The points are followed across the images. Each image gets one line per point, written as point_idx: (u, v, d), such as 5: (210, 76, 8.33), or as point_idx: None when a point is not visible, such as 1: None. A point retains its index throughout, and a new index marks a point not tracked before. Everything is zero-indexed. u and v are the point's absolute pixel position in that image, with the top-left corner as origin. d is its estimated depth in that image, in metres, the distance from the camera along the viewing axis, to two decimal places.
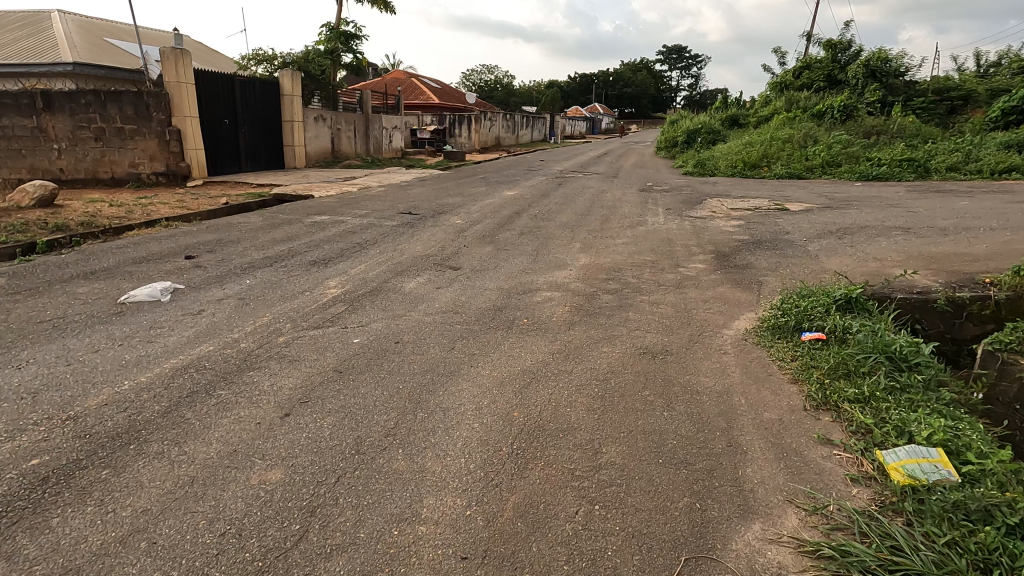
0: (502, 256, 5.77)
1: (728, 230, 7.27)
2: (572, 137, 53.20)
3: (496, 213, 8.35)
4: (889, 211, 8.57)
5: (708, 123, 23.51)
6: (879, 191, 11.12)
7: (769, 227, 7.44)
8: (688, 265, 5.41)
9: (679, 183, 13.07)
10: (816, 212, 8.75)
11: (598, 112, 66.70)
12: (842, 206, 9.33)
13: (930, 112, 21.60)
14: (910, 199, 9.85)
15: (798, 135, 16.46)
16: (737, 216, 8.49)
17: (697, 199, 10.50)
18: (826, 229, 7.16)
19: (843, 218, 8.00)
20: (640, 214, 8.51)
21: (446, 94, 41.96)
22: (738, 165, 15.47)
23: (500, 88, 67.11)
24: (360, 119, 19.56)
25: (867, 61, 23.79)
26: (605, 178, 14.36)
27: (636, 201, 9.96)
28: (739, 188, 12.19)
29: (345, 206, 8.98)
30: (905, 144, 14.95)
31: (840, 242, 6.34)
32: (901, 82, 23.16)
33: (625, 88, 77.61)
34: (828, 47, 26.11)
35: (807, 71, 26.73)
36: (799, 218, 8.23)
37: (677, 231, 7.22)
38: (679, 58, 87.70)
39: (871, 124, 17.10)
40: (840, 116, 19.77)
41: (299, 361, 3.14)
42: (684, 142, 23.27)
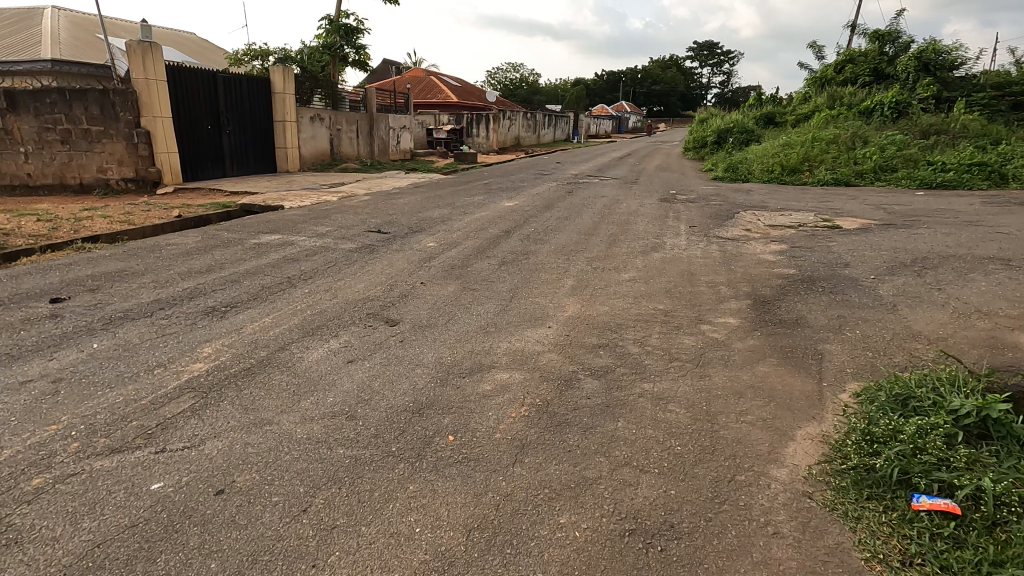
0: (465, 299, 4.39)
1: (768, 259, 5.75)
2: (597, 137, 51.43)
3: (482, 232, 6.98)
4: (970, 231, 6.93)
5: (741, 122, 21.67)
6: (948, 202, 9.37)
7: (820, 254, 5.89)
8: (714, 320, 3.94)
9: (707, 191, 11.49)
10: (877, 232, 7.14)
11: (626, 111, 64.76)
12: (907, 223, 7.68)
13: (993, 107, 19.36)
14: (990, 215, 8.13)
15: (845, 135, 14.63)
16: (777, 237, 6.95)
17: (727, 212, 8.96)
18: (896, 258, 5.60)
19: (914, 242, 6.40)
20: (658, 234, 7.04)
21: (466, 92, 40.73)
22: (776, 169, 13.79)
23: (525, 87, 65.69)
24: (363, 118, 18.41)
25: (918, 53, 21.65)
26: (623, 184, 12.84)
27: (655, 215, 8.47)
28: (778, 197, 10.57)
29: (312, 220, 7.73)
30: (973, 145, 13.04)
31: (920, 281, 4.79)
32: (958, 76, 20.95)
33: (654, 86, 75.28)
34: (875, 38, 23.96)
35: (851, 65, 24.61)
36: (856, 240, 6.65)
37: (702, 260, 5.74)
38: (711, 55, 84.95)
39: (929, 122, 15.15)
40: (891, 113, 17.78)
41: (19, 548, 1.80)
42: (714, 142, 21.50)
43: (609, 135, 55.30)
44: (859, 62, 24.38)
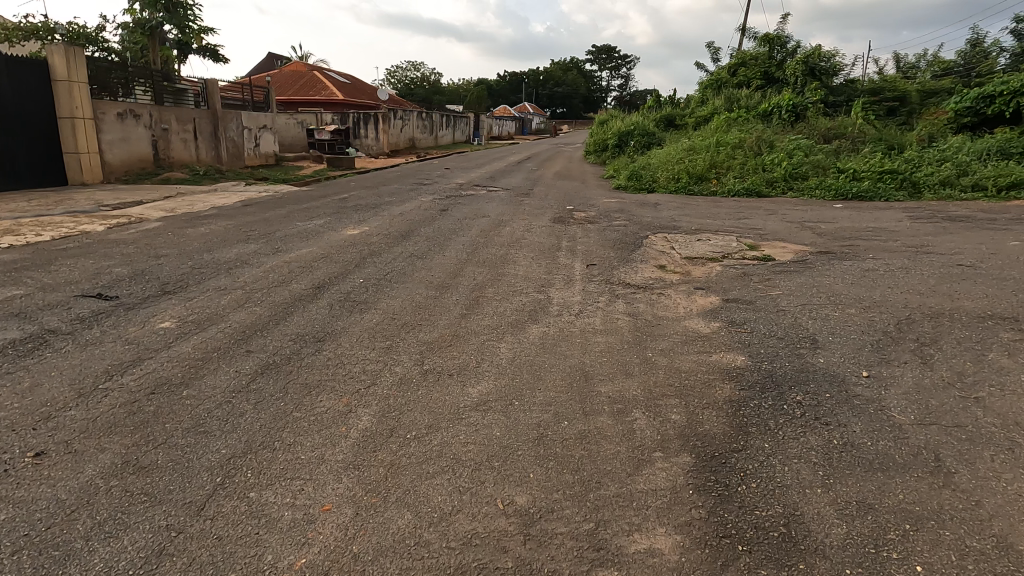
0: (95, 513, 1.97)
1: (699, 331, 3.83)
2: (501, 138, 49.85)
3: (280, 291, 4.56)
4: (927, 264, 5.59)
5: (641, 124, 20.61)
6: (873, 219, 8.26)
7: (766, 315, 4.09)
8: (626, 557, 1.82)
9: (608, 206, 9.73)
10: (821, 267, 5.60)
11: (529, 113, 63.95)
12: (848, 252, 6.22)
13: (878, 112, 19.56)
14: (929, 237, 6.95)
15: (751, 139, 13.62)
16: (700, 281, 5.17)
17: (633, 237, 7.18)
18: (871, 320, 3.94)
19: (876, 283, 4.89)
20: (543, 281, 4.99)
21: (355, 90, 37.45)
22: (682, 177, 12.42)
23: (426, 86, 62.85)
24: (204, 116, 15.08)
25: (805, 57, 21.69)
26: (513, 197, 10.83)
27: (544, 246, 6.46)
28: (688, 213, 9.04)
29: (10, 273, 4.90)
30: (876, 152, 12.40)
31: (937, 378, 3.04)
32: (841, 82, 21.17)
33: (557, 88, 75.06)
34: (765, 42, 23.87)
35: (742, 68, 24.53)
36: (803, 282, 5.02)
37: (602, 336, 3.70)
38: (610, 59, 86.57)
39: (827, 126, 14.57)
40: (788, 116, 17.26)
41: None
42: (615, 145, 20.23)
43: (512, 137, 53.88)
44: (751, 64, 24.27)
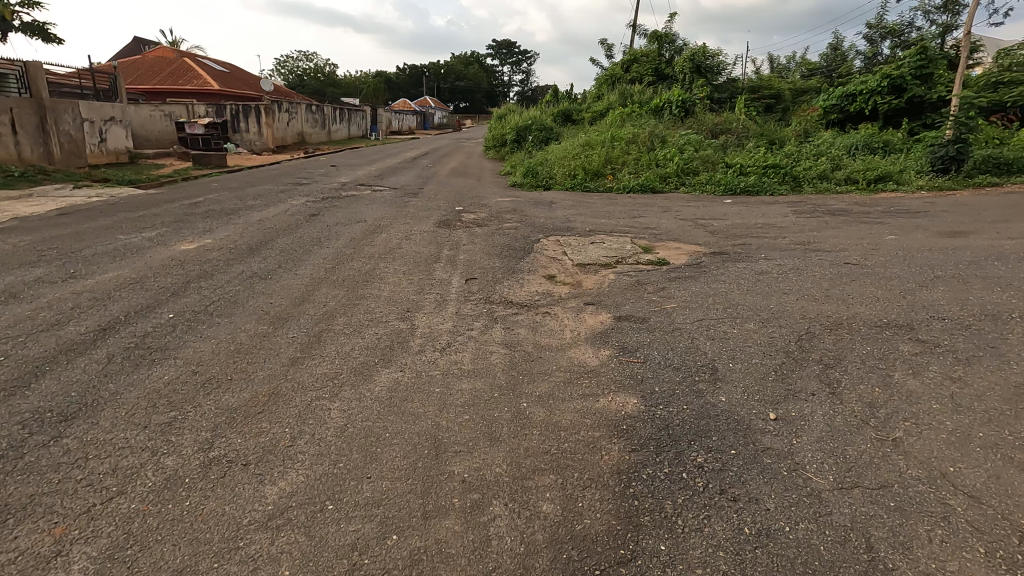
0: None
1: (585, 364, 3.20)
2: (401, 133, 48.05)
3: (45, 338, 3.39)
4: (816, 263, 5.44)
5: (539, 119, 20.29)
6: (761, 214, 8.26)
7: (660, 338, 3.56)
8: None
9: (500, 206, 9.08)
10: (715, 271, 5.27)
11: (430, 107, 62.37)
12: (741, 253, 6.00)
13: (758, 108, 20.61)
14: (814, 233, 6.96)
15: (643, 134, 13.60)
16: (591, 294, 4.62)
17: (524, 242, 6.57)
18: (771, 337, 3.54)
19: (771, 288, 4.58)
20: (410, 303, 4.18)
21: (235, 79, 34.19)
22: (578, 173, 12.08)
23: (318, 77, 59.29)
24: (26, 106, 12.63)
25: (692, 55, 22.43)
26: (399, 198, 9.89)
27: (422, 256, 5.67)
28: (583, 212, 8.61)
29: None
30: (759, 147, 12.79)
31: (850, 415, 2.60)
32: (725, 80, 22.11)
33: (457, 82, 73.92)
34: (654, 39, 24.48)
35: (635, 65, 25.03)
36: (699, 290, 4.62)
37: (467, 381, 2.96)
38: (510, 54, 86.68)
39: (714, 122, 14.95)
40: (678, 112, 17.63)
41: None
42: (513, 140, 19.75)
43: (413, 132, 52.18)
44: (642, 61, 24.80)
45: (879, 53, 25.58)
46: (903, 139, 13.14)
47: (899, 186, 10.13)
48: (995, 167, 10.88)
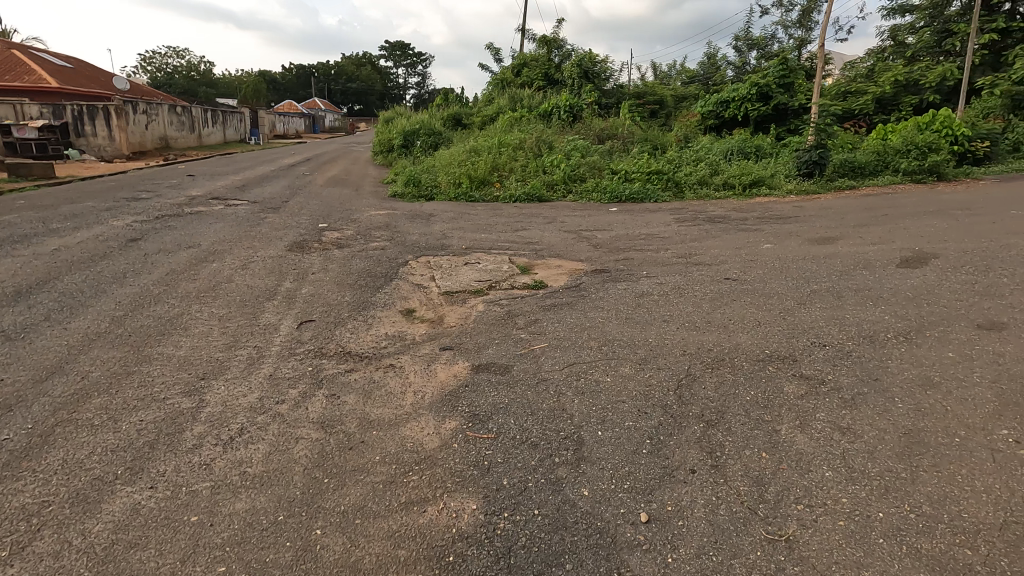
0: None
1: (419, 449, 2.46)
2: (287, 137, 44.88)
3: None
4: (697, 280, 5.13)
5: (427, 124, 19.43)
6: (644, 224, 8.04)
7: (520, 397, 2.93)
8: None
9: (371, 221, 8.16)
10: (594, 295, 4.78)
11: (320, 110, 59.07)
12: (622, 271, 5.60)
13: (643, 114, 21.16)
14: (694, 243, 6.78)
15: (531, 140, 13.22)
16: (452, 334, 3.91)
17: (387, 267, 5.75)
18: (648, 385, 3.02)
19: (650, 316, 4.14)
20: (210, 367, 3.23)
21: (81, 75, 29.95)
22: (463, 181, 11.40)
23: (190, 76, 54.07)
24: None
25: (579, 60, 22.61)
26: (256, 214, 8.67)
27: (254, 292, 4.68)
28: (462, 226, 7.93)
29: None
30: (644, 153, 12.85)
31: (735, 504, 2.08)
32: (611, 86, 22.52)
33: (349, 83, 70.74)
34: (543, 43, 24.47)
35: (525, 69, 24.88)
36: (574, 322, 4.07)
37: (245, 497, 2.12)
38: (404, 55, 84.52)
39: (600, 127, 14.93)
40: (567, 117, 17.55)
41: None
42: (400, 145, 18.71)
43: (300, 135, 49.01)
44: (532, 65, 24.72)
45: (748, 63, 27.41)
46: (773, 144, 13.82)
47: (771, 191, 10.47)
48: (850, 171, 11.65)
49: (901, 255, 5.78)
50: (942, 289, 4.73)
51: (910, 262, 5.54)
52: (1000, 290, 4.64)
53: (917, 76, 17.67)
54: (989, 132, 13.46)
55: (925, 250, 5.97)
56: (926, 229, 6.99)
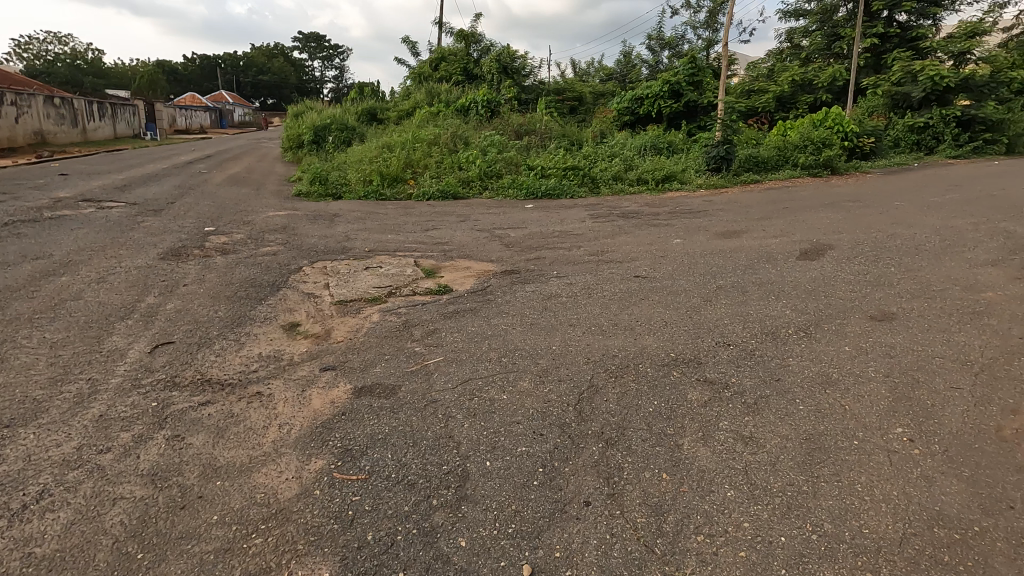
0: None
1: (272, 500, 2.06)
2: (190, 132, 41.64)
3: None
4: (607, 280, 4.98)
5: (340, 118, 18.50)
6: (558, 221, 7.88)
7: (402, 423, 2.58)
8: None
9: (267, 223, 7.47)
10: (501, 299, 4.50)
11: (228, 103, 55.37)
12: (533, 271, 5.37)
13: (562, 110, 21.25)
14: (607, 240, 6.68)
15: (446, 135, 12.81)
16: (337, 350, 3.50)
17: (277, 274, 5.20)
18: (547, 401, 2.76)
19: (556, 321, 3.91)
20: (21, 410, 2.64)
21: None
22: (374, 178, 10.82)
23: (74, 64, 48.92)
24: None
25: (498, 55, 22.36)
26: (133, 217, 7.72)
27: (105, 310, 4.02)
28: (368, 226, 7.43)
29: None
30: (561, 148, 12.78)
31: (630, 541, 1.86)
32: (530, 82, 22.44)
33: (259, 76, 66.75)
34: (460, 38, 24.04)
35: (443, 63, 24.33)
36: (475, 330, 3.76)
37: None
38: (319, 47, 80.97)
39: (518, 123, 14.75)
40: (485, 112, 17.25)
41: None
42: (311, 141, 17.68)
43: (205, 130, 45.64)
44: (450, 60, 24.21)
45: (661, 62, 28.28)
46: (684, 140, 14.20)
47: (683, 186, 10.68)
48: (754, 166, 12.14)
49: (800, 248, 5.94)
50: (838, 279, 4.85)
51: (809, 254, 5.69)
52: (889, 279, 4.82)
53: (811, 76, 18.86)
54: (874, 130, 14.52)
55: (822, 241, 6.17)
56: (822, 221, 7.28)
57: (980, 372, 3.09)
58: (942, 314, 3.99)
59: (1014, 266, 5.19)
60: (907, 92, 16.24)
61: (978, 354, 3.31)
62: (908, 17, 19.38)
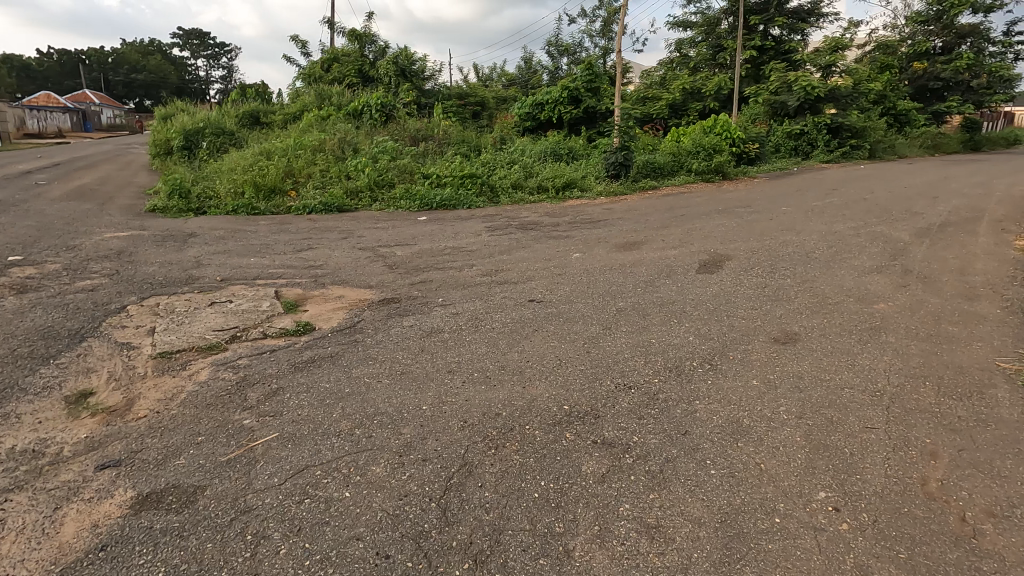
0: None
1: None
2: (44, 136, 36.46)
3: None
4: (497, 307, 4.41)
5: (216, 122, 16.69)
6: (452, 235, 7.26)
7: (193, 557, 1.82)
8: None
9: (97, 247, 6.19)
10: (370, 339, 3.77)
11: (93, 104, 49.36)
12: (417, 300, 4.69)
13: (463, 115, 20.65)
14: (504, 256, 6.15)
15: (333, 141, 11.77)
16: (133, 432, 2.61)
17: (87, 318, 4.12)
18: (404, 498, 2.10)
19: (433, 368, 3.26)
20: None
21: None
22: (247, 190, 9.60)
23: None
24: None
25: (395, 57, 21.32)
26: None
27: None
28: (229, 249, 6.38)
29: None
30: (459, 155, 12.17)
31: None
32: (430, 86, 21.63)
33: (132, 73, 60.26)
34: (353, 38, 22.74)
35: (336, 64, 22.89)
36: (329, 388, 3.02)
37: None
38: (203, 45, 74.79)
39: (415, 127, 13.95)
40: (379, 116, 16.25)
41: None
42: (181, 147, 15.76)
43: (65, 134, 40.25)
44: (344, 61, 22.85)
45: (560, 69, 28.55)
46: (584, 146, 14.11)
47: (583, 193, 10.45)
48: (652, 172, 12.22)
49: (700, 259, 5.73)
50: (738, 295, 4.62)
51: (708, 266, 5.48)
52: (786, 292, 4.66)
53: (700, 84, 19.67)
54: (757, 136, 15.26)
55: (719, 251, 6.03)
56: (718, 229, 7.23)
57: (891, 405, 2.83)
58: (842, 332, 3.80)
59: (896, 272, 5.28)
60: (784, 101, 17.30)
61: (885, 381, 3.07)
62: (782, 31, 20.77)
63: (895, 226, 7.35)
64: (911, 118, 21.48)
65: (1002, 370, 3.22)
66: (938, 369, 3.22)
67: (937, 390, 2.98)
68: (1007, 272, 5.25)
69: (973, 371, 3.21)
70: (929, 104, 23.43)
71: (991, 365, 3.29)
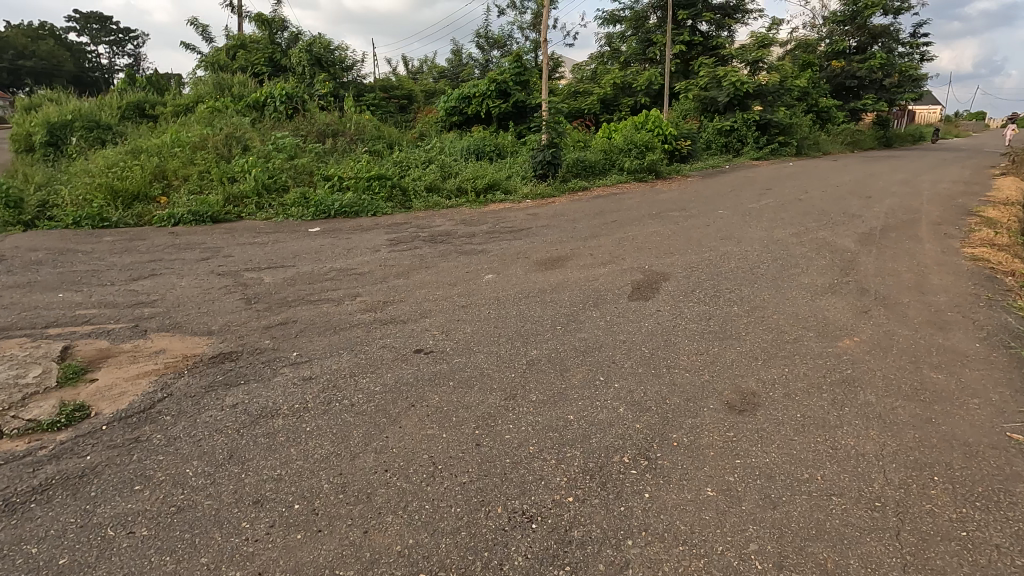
0: None
1: None
2: None
3: None
4: (370, 364, 3.28)
5: (90, 113, 14.43)
6: (343, 251, 6.04)
7: None
8: None
9: None
10: (162, 435, 2.55)
11: None
12: (262, 355, 3.47)
13: (385, 109, 19.15)
14: (400, 281, 5.02)
15: (219, 137, 10.15)
16: None
17: None
18: None
19: (232, 498, 2.09)
20: None
21: None
22: (100, 196, 7.92)
23: None
24: None
25: (309, 44, 19.31)
26: None
27: None
28: (38, 280, 4.90)
29: None
30: (370, 153, 10.84)
31: None
32: (349, 77, 19.94)
33: (18, 60, 53.85)
34: (261, 23, 20.60)
35: (242, 51, 20.70)
36: (31, 561, 1.80)
37: None
38: (104, 30, 68.18)
39: (322, 122, 12.44)
40: (285, 110, 14.57)
41: None
42: (44, 144, 13.47)
43: None
44: (251, 49, 20.71)
45: (491, 61, 27.41)
46: (511, 143, 13.10)
47: (507, 196, 9.44)
48: (583, 170, 11.37)
49: (633, 281, 4.83)
50: (678, 333, 3.71)
51: (643, 290, 4.57)
52: (735, 327, 3.80)
53: (631, 79, 19.12)
54: (690, 132, 14.79)
55: (655, 269, 5.15)
56: (652, 238, 6.39)
57: (901, 532, 1.94)
58: (810, 389, 2.94)
59: (851, 292, 4.58)
60: (714, 96, 17.00)
61: (883, 481, 2.20)
62: (710, 26, 20.56)
63: (837, 232, 6.79)
64: (832, 116, 21.94)
65: (1016, 446, 2.44)
66: (939, 451, 2.40)
67: (951, 494, 2.13)
68: (967, 289, 4.66)
69: (984, 452, 2.40)
70: (847, 101, 24.11)
71: (1002, 438, 2.51)
